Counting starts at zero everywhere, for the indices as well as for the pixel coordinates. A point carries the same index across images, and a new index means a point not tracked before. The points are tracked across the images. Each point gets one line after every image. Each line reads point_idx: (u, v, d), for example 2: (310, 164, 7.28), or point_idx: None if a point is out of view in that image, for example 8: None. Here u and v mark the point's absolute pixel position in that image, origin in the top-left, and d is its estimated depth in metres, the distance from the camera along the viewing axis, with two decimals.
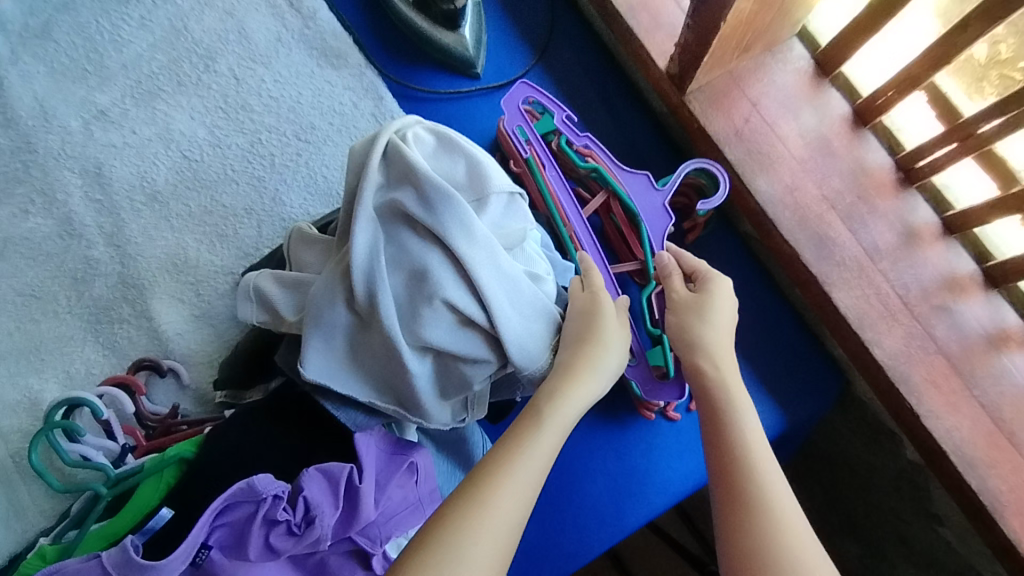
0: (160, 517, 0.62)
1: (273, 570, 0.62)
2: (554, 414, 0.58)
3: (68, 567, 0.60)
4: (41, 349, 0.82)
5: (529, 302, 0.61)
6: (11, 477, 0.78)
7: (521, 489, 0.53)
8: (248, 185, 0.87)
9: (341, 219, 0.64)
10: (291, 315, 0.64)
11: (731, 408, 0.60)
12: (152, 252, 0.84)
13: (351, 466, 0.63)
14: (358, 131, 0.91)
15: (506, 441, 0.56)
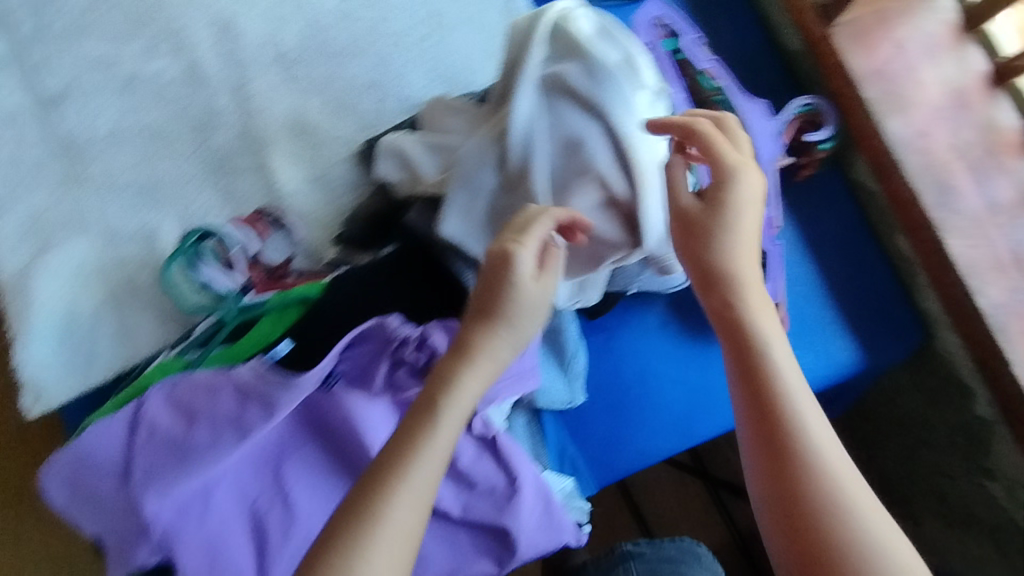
0: (278, 350, 0.69)
1: (387, 409, 0.67)
2: (455, 400, 0.53)
3: (199, 379, 0.67)
4: (160, 187, 0.84)
5: (672, 192, 0.61)
6: (124, 302, 0.82)
7: (415, 502, 0.49)
8: (373, 61, 0.87)
9: (494, 87, 0.65)
10: (431, 175, 0.66)
11: (761, 348, 0.54)
12: (276, 110, 0.85)
13: None
14: (487, 26, 0.89)
15: (399, 440, 0.52)
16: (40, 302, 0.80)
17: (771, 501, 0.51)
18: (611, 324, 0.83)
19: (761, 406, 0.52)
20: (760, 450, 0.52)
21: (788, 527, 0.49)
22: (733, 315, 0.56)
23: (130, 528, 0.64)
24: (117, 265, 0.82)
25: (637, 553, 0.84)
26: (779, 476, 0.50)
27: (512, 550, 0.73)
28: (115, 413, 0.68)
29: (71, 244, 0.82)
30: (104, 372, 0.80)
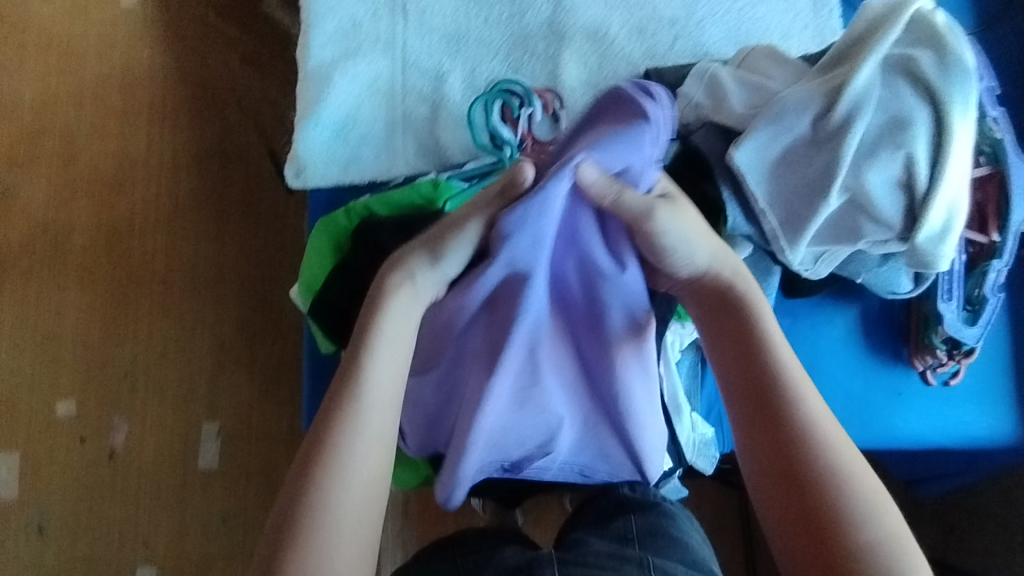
0: None
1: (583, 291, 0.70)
2: (388, 326, 0.61)
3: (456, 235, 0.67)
4: (462, 41, 0.93)
5: (957, 199, 0.67)
6: (395, 125, 0.91)
7: (382, 418, 0.58)
8: (682, 2, 0.93)
9: (825, 53, 0.72)
10: (738, 107, 0.73)
11: (763, 367, 0.59)
12: (583, 14, 0.93)
13: None
14: (795, 9, 0.93)
15: (344, 372, 0.60)
16: (333, 93, 0.90)
17: (776, 494, 0.55)
18: (800, 310, 0.87)
19: (762, 412, 0.58)
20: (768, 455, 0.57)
21: (790, 511, 0.55)
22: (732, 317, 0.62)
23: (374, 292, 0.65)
24: (401, 91, 0.92)
25: (636, 503, 0.70)
26: (783, 472, 0.55)
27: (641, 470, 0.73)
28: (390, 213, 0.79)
29: (372, 58, 0.92)
30: (360, 173, 0.89)
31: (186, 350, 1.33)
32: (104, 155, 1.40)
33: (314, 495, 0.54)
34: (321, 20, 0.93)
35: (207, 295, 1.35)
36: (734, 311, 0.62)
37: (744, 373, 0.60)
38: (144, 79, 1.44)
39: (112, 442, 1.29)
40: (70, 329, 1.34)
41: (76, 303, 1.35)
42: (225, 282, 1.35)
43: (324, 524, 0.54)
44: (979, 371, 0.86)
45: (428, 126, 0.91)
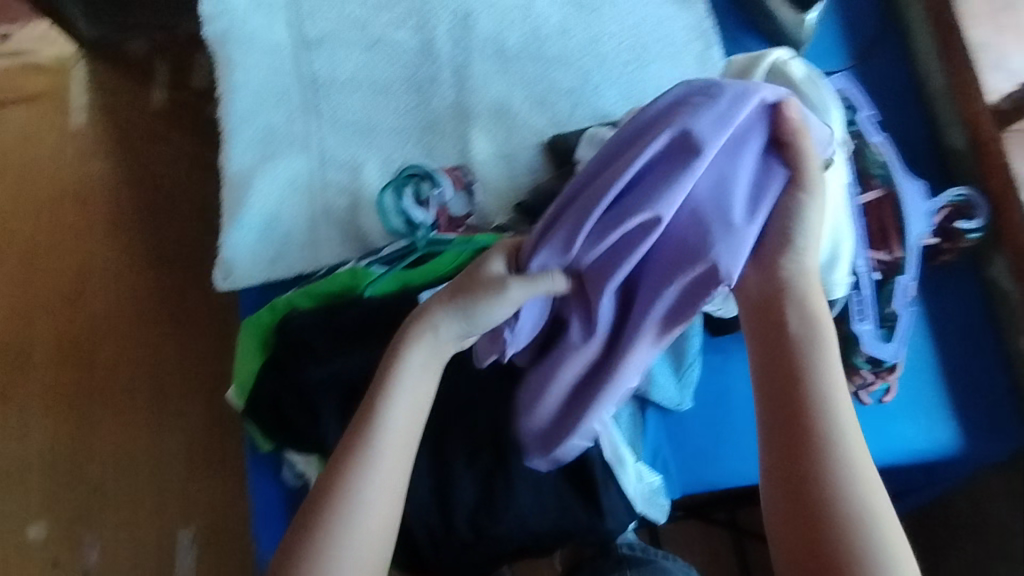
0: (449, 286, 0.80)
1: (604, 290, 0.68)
2: (411, 371, 0.67)
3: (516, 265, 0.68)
4: (374, 131, 0.98)
5: (840, 227, 0.70)
6: (320, 218, 0.95)
7: (390, 462, 0.64)
8: (576, 73, 1.00)
9: None
10: None
11: (796, 368, 0.62)
12: (486, 93, 0.99)
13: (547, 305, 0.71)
14: (682, 66, 0.99)
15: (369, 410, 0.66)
16: (256, 196, 0.94)
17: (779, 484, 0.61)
18: (729, 347, 0.90)
19: (790, 424, 0.61)
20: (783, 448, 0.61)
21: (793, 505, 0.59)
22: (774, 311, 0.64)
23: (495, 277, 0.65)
24: (321, 185, 0.96)
25: (634, 561, 0.83)
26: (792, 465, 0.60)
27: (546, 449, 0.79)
28: (313, 304, 0.81)
29: (290, 158, 0.97)
30: (288, 267, 0.92)
31: (152, 457, 1.31)
32: (57, 273, 1.42)
33: (327, 532, 0.61)
34: (239, 128, 0.98)
35: (170, 399, 1.35)
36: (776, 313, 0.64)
37: (778, 371, 0.63)
38: (92, 192, 1.47)
39: (84, 560, 1.26)
40: (31, 450, 1.32)
41: (37, 424, 1.34)
42: (187, 383, 1.35)
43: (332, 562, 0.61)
44: (911, 382, 0.87)
45: (349, 215, 0.94)
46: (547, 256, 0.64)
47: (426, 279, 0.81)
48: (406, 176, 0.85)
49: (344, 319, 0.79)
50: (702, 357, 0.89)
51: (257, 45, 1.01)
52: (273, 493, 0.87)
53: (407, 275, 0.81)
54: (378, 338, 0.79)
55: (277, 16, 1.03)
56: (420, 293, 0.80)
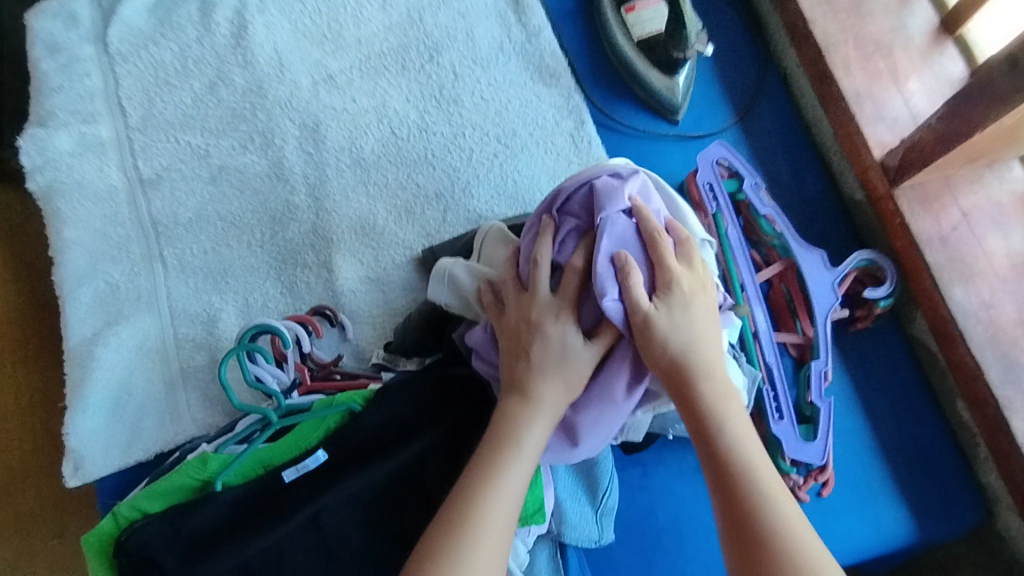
0: (315, 460, 0.71)
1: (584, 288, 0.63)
2: (529, 441, 0.58)
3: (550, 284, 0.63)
4: (227, 272, 0.88)
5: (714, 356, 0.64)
6: (177, 382, 0.84)
7: (495, 540, 0.54)
8: (443, 172, 0.91)
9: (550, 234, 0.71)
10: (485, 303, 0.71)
11: (729, 449, 0.57)
12: (346, 211, 0.90)
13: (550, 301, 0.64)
14: (555, 149, 0.91)
15: (478, 473, 0.57)
16: (100, 371, 0.84)
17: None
18: (648, 459, 0.80)
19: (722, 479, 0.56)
20: (733, 542, 0.54)
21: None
22: (688, 396, 0.59)
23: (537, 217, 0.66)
24: (175, 344, 0.86)
25: None
26: (750, 556, 0.52)
27: (575, 444, 0.64)
28: (161, 510, 0.70)
29: (138, 319, 0.86)
30: (144, 448, 0.81)
31: None
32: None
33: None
34: (76, 294, 0.87)
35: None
36: (692, 398, 0.58)
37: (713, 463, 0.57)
38: None
39: None
40: None
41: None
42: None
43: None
44: (851, 468, 0.78)
45: (209, 374, 0.84)
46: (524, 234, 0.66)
47: (290, 454, 0.72)
48: (241, 339, 0.75)
49: (197, 523, 0.68)
50: (618, 476, 0.79)
51: (88, 193, 0.91)
52: None
53: (268, 453, 0.72)
54: (233, 542, 0.67)
55: (108, 158, 0.93)
56: (283, 473, 0.71)
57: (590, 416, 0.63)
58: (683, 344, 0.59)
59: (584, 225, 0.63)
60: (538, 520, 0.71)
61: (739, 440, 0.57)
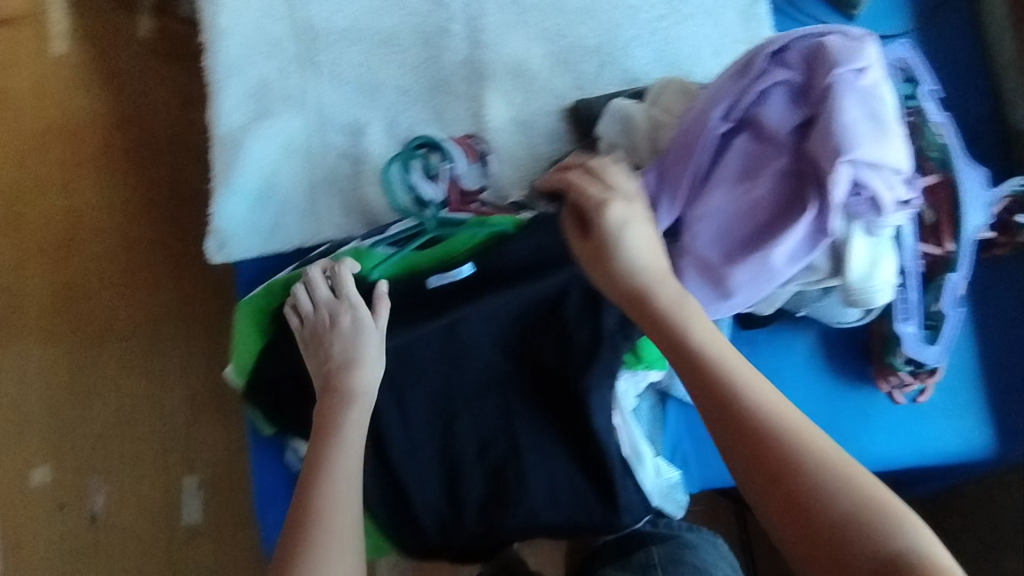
0: (460, 272, 0.75)
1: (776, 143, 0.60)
2: (351, 426, 0.69)
3: (748, 132, 0.62)
4: (377, 89, 0.88)
5: (876, 242, 0.64)
6: (319, 185, 0.87)
7: (352, 463, 0.68)
8: (605, 26, 0.89)
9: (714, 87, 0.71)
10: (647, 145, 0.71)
11: (713, 373, 0.53)
12: (502, 49, 0.88)
13: (733, 145, 0.62)
14: (724, 22, 0.88)
15: (315, 461, 0.67)
16: (247, 161, 0.86)
17: (769, 503, 0.50)
18: (758, 339, 0.84)
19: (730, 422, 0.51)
20: (741, 458, 0.51)
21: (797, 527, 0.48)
22: (652, 318, 0.55)
23: (761, 53, 0.61)
24: (321, 149, 0.87)
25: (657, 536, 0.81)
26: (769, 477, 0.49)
27: (723, 296, 0.67)
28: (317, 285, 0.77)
29: (285, 118, 0.87)
30: (287, 240, 0.85)
31: (151, 416, 1.40)
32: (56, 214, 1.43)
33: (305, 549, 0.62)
34: (228, 82, 0.88)
35: (165, 360, 1.40)
36: (663, 322, 0.55)
37: (704, 394, 0.53)
38: (75, 140, 1.47)
39: (92, 505, 1.37)
40: (33, 404, 1.42)
41: (39, 383, 1.41)
42: (196, 340, 1.42)
43: (318, 557, 0.61)
44: (949, 386, 0.84)
45: (352, 183, 0.87)
46: (735, 67, 0.62)
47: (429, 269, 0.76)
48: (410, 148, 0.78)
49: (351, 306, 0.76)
50: (730, 348, 0.84)
51: None
52: (279, 476, 0.84)
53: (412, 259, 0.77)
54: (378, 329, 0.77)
55: None
56: (428, 278, 0.76)
57: (744, 275, 0.64)
58: (627, 269, 0.56)
59: (797, 80, 0.59)
60: (659, 369, 0.78)
61: (724, 355, 0.53)
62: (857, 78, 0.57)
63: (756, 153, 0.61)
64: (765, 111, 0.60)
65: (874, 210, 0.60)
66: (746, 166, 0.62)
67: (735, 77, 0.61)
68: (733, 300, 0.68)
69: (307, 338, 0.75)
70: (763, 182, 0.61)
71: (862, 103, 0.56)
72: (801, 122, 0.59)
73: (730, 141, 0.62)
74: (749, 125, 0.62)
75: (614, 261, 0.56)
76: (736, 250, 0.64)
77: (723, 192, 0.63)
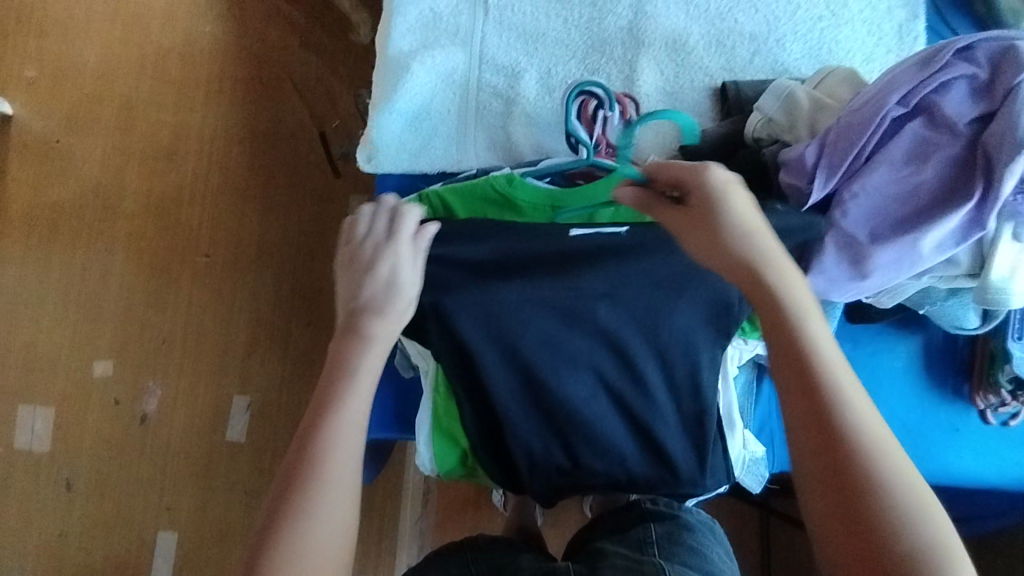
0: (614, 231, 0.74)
1: (948, 133, 0.65)
2: (366, 367, 0.62)
3: (922, 121, 0.66)
4: (539, 39, 0.94)
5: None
6: (468, 118, 0.92)
7: (358, 410, 0.61)
8: (764, 17, 0.93)
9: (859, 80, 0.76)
10: (804, 128, 0.76)
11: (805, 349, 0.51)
12: (663, 22, 0.93)
13: (902, 132, 0.66)
14: (880, 32, 0.91)
15: (326, 396, 0.61)
16: (408, 83, 0.91)
17: (810, 487, 0.49)
18: (862, 336, 0.87)
19: (814, 419, 0.49)
20: (819, 462, 0.48)
21: (836, 517, 0.47)
22: (756, 279, 0.54)
23: (949, 48, 0.65)
24: (476, 85, 0.93)
25: (656, 513, 0.79)
26: (838, 489, 0.47)
27: (862, 276, 0.69)
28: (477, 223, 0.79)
29: (450, 50, 0.93)
30: (431, 163, 0.91)
31: (219, 327, 1.44)
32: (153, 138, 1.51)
33: (295, 492, 0.56)
34: (404, 9, 0.94)
35: (242, 277, 1.45)
36: (764, 292, 0.54)
37: (787, 366, 0.52)
38: (197, 60, 1.54)
39: (145, 406, 1.42)
40: (109, 300, 1.46)
41: (119, 281, 1.46)
42: (270, 268, 1.45)
43: (310, 500, 0.56)
44: None
45: (500, 121, 0.92)
46: (919, 58, 0.67)
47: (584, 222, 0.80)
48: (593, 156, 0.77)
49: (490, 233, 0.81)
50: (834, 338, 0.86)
51: None
52: None
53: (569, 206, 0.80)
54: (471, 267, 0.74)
55: None
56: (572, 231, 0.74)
57: (889, 257, 0.67)
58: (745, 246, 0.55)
59: (982, 77, 0.64)
60: None
61: (819, 338, 0.52)
62: None
63: (929, 139, 0.66)
64: (943, 102, 0.65)
65: None
66: (914, 150, 0.66)
67: (917, 66, 0.66)
68: (864, 283, 0.70)
69: (345, 258, 0.66)
70: (930, 167, 0.65)
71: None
72: (979, 116, 0.64)
73: (902, 126, 0.66)
74: (924, 114, 0.66)
75: (726, 232, 0.56)
76: (885, 230, 0.67)
77: (885, 172, 0.67)
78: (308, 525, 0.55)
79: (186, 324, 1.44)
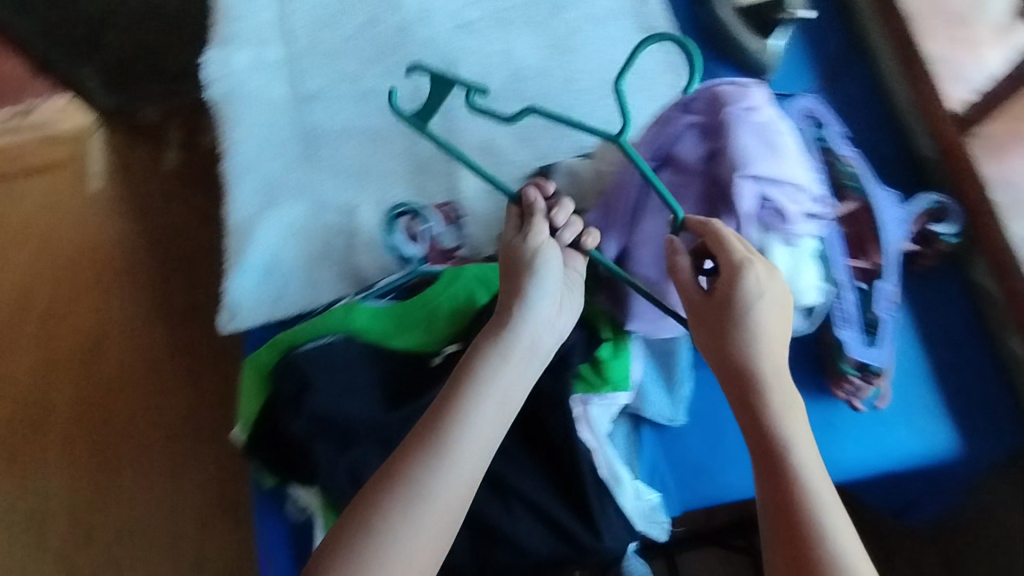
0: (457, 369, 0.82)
1: (692, 176, 0.74)
2: (497, 377, 0.66)
3: (672, 174, 0.75)
4: (367, 176, 1.03)
5: (797, 253, 0.73)
6: (319, 260, 0.99)
7: (479, 451, 0.63)
8: (558, 109, 1.05)
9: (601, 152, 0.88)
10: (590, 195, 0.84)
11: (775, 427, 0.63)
12: (473, 134, 1.05)
13: (657, 186, 0.76)
14: (657, 96, 1.05)
15: (455, 400, 0.64)
16: (256, 243, 0.99)
17: (770, 533, 0.59)
18: None
19: (765, 458, 0.62)
20: (772, 493, 0.60)
21: (783, 533, 0.58)
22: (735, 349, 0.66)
23: (675, 109, 0.76)
24: (319, 228, 1.01)
25: None
26: (787, 522, 0.58)
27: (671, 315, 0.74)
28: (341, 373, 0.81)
29: (289, 206, 1.02)
30: (289, 307, 0.96)
31: (152, 519, 1.38)
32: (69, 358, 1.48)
33: (415, 472, 0.60)
34: (242, 181, 1.04)
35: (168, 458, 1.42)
36: (737, 350, 0.66)
37: (750, 416, 0.64)
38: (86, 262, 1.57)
39: None
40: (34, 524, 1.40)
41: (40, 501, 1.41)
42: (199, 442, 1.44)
43: (408, 508, 0.59)
44: (906, 388, 0.89)
45: (346, 254, 0.98)
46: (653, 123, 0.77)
47: (422, 337, 0.85)
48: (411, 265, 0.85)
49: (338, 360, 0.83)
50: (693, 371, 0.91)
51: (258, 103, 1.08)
52: (280, 532, 0.87)
53: (404, 325, 0.85)
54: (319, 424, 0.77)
55: (276, 76, 1.10)
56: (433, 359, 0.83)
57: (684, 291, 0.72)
58: (744, 345, 0.66)
59: (703, 122, 0.73)
60: (624, 388, 0.84)
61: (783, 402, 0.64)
62: (747, 113, 0.71)
63: (679, 183, 0.75)
64: (680, 151, 0.74)
65: (784, 219, 0.70)
66: (672, 197, 0.75)
67: (654, 130, 0.77)
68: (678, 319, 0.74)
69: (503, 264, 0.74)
70: (686, 208, 0.74)
71: (755, 134, 0.70)
72: (711, 153, 0.73)
73: (657, 181, 0.76)
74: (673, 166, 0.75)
75: (739, 321, 0.66)
76: None
77: (657, 221, 0.75)
78: (425, 505, 0.59)
79: (118, 525, 1.38)
